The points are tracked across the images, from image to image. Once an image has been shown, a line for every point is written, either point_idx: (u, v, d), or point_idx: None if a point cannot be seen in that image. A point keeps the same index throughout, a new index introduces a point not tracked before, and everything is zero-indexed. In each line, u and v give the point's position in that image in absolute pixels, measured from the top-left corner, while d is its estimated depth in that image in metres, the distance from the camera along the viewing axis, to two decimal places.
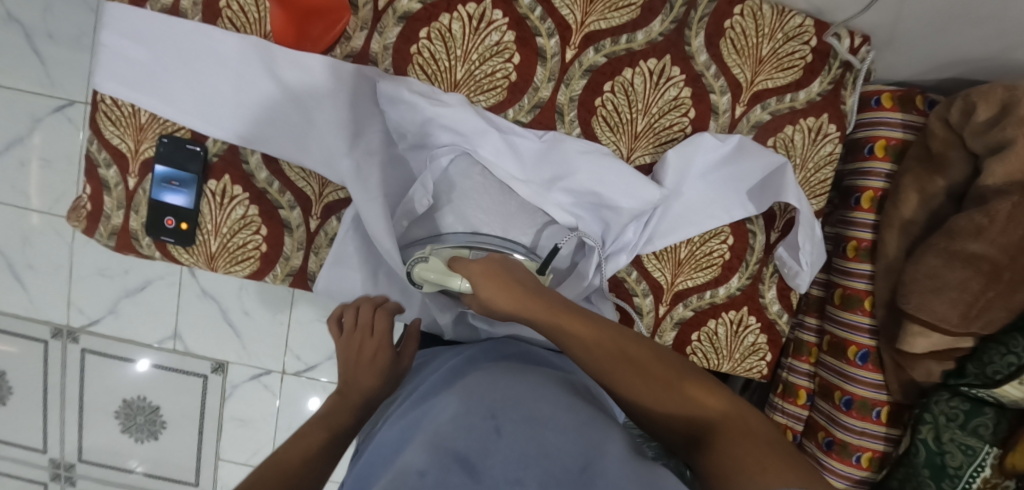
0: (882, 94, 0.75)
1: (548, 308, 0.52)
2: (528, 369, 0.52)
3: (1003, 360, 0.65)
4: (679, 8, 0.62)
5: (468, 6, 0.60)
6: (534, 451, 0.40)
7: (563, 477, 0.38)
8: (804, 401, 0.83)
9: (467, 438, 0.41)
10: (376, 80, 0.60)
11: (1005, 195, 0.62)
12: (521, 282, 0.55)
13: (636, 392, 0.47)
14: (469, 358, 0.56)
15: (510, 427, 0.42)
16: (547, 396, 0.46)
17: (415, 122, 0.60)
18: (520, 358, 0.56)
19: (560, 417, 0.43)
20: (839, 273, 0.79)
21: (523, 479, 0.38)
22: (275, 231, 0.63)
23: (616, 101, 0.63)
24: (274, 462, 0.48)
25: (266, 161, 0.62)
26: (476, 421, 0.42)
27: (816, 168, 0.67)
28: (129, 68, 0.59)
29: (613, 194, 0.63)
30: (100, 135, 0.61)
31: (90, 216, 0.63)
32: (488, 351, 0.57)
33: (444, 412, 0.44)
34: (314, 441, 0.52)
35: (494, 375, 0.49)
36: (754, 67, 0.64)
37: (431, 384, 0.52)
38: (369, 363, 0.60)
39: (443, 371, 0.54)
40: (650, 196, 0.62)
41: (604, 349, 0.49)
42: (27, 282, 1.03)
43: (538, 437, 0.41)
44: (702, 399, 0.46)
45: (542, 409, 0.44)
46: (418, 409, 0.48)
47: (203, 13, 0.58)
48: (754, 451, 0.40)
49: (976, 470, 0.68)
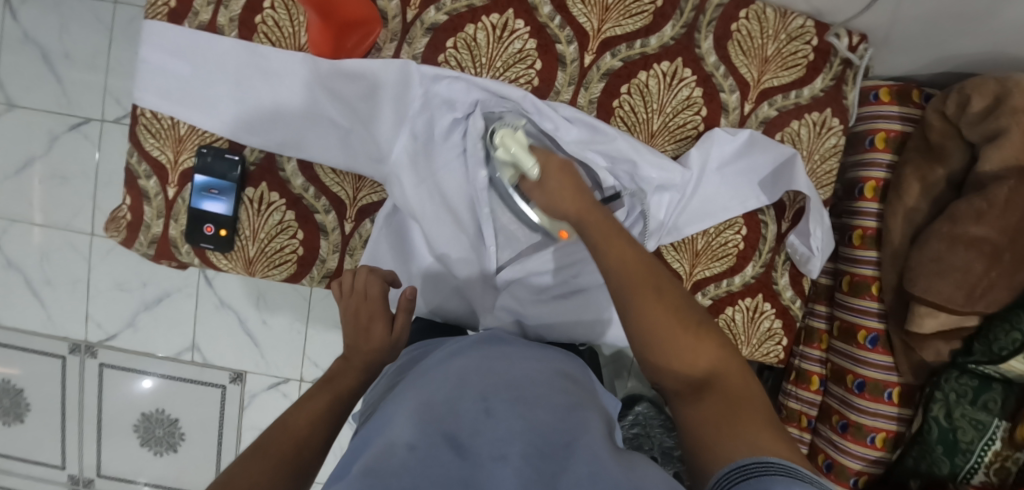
0: (880, 88, 0.80)
1: (604, 229, 0.49)
2: (518, 355, 0.53)
3: (1009, 337, 0.70)
4: (689, 13, 0.66)
5: (491, 17, 0.63)
6: (519, 428, 0.42)
7: (548, 454, 0.40)
8: (817, 387, 0.87)
9: (456, 418, 0.42)
10: (411, 69, 0.62)
11: (1002, 180, 0.67)
12: (582, 187, 0.52)
13: (655, 330, 0.44)
14: (473, 342, 0.55)
15: (500, 406, 0.43)
16: (540, 379, 0.48)
17: (462, 94, 0.63)
18: (510, 343, 0.56)
19: (550, 399, 0.45)
20: (846, 261, 0.84)
21: (507, 456, 0.39)
22: (310, 236, 0.66)
23: (632, 102, 0.67)
24: (281, 428, 0.47)
25: (302, 168, 0.65)
26: (466, 400, 0.44)
27: (822, 159, 0.71)
28: (169, 81, 0.62)
29: (644, 171, 0.66)
30: (140, 147, 0.63)
31: (130, 226, 0.65)
32: (491, 339, 0.56)
33: (438, 388, 0.45)
34: (320, 404, 0.50)
35: (486, 359, 0.50)
36: (760, 67, 0.68)
37: (430, 361, 0.53)
38: (366, 332, 0.56)
39: (442, 353, 0.54)
40: (675, 174, 0.66)
41: (639, 273, 0.45)
42: (44, 299, 1.03)
43: (524, 418, 0.42)
44: (711, 350, 0.45)
45: (533, 391, 0.46)
46: (411, 384, 0.48)
47: (240, 28, 0.61)
48: (750, 422, 0.41)
49: (987, 443, 0.73)
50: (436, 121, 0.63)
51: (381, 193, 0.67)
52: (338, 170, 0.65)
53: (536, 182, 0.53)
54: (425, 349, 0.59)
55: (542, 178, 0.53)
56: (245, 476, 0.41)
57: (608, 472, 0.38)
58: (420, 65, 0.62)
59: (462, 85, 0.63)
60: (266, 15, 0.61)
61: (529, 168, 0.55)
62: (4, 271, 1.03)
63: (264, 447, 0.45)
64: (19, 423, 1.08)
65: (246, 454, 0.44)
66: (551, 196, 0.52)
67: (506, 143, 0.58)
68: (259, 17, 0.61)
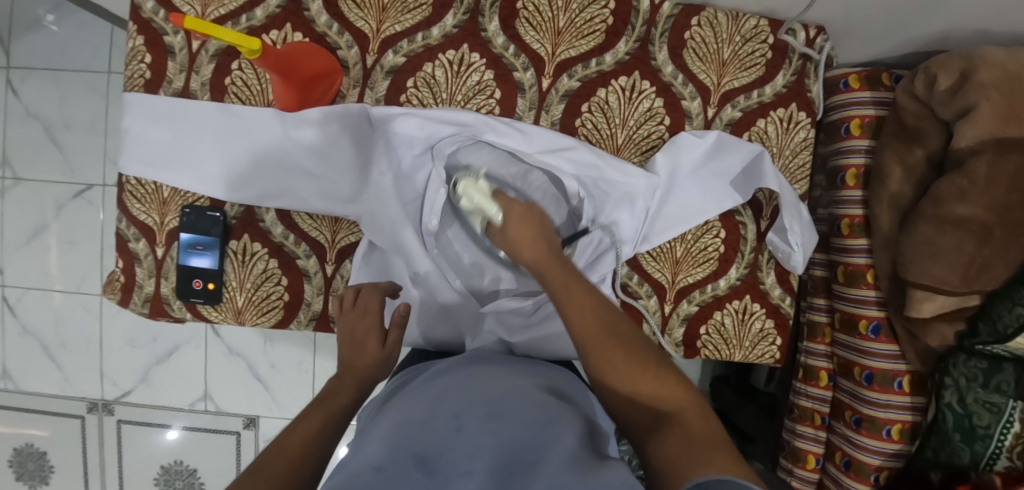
0: (849, 76, 0.80)
1: (561, 275, 0.50)
2: (501, 375, 0.56)
3: (1013, 313, 0.68)
4: (640, 27, 0.68)
5: (447, 53, 0.66)
6: (487, 442, 0.44)
7: (512, 466, 0.42)
8: (825, 382, 0.87)
9: (428, 441, 0.44)
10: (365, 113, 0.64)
11: (980, 156, 0.66)
12: (547, 236, 0.54)
13: (616, 375, 0.46)
14: (455, 364, 0.59)
15: (472, 424, 0.46)
16: (516, 396, 0.51)
17: (418, 129, 0.66)
18: (490, 361, 0.60)
19: (520, 413, 0.48)
20: (838, 251, 0.84)
21: (473, 470, 0.41)
22: (294, 281, 0.67)
23: (594, 119, 0.68)
24: (276, 451, 0.45)
25: (280, 217, 0.67)
26: (440, 419, 0.47)
27: (794, 154, 0.71)
28: (150, 149, 0.65)
29: (610, 171, 0.66)
30: (128, 213, 0.66)
31: (124, 287, 0.67)
32: (469, 360, 0.60)
33: (419, 410, 0.50)
34: (314, 425, 0.48)
35: (466, 382, 0.54)
36: (718, 71, 0.69)
37: (418, 382, 0.57)
38: (360, 347, 0.57)
39: (430, 374, 0.58)
40: (639, 180, 0.66)
41: (593, 324, 0.47)
42: (60, 362, 1.07)
43: (494, 432, 0.45)
44: (668, 390, 0.46)
45: (507, 408, 0.49)
46: (400, 405, 0.52)
47: (212, 91, 0.65)
48: (706, 444, 0.42)
49: (1005, 426, 0.71)
50: (400, 161, 0.67)
51: (358, 233, 0.68)
52: (314, 216, 0.67)
53: (501, 226, 0.56)
54: (414, 373, 0.61)
55: (506, 223, 0.56)
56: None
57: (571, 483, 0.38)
58: (371, 109, 0.64)
59: (415, 121, 0.65)
60: (235, 76, 0.65)
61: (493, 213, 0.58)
62: (22, 337, 1.07)
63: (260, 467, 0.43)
64: (45, 485, 1.11)
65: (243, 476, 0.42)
66: (513, 243, 0.54)
67: (468, 192, 0.62)
68: (229, 79, 0.65)
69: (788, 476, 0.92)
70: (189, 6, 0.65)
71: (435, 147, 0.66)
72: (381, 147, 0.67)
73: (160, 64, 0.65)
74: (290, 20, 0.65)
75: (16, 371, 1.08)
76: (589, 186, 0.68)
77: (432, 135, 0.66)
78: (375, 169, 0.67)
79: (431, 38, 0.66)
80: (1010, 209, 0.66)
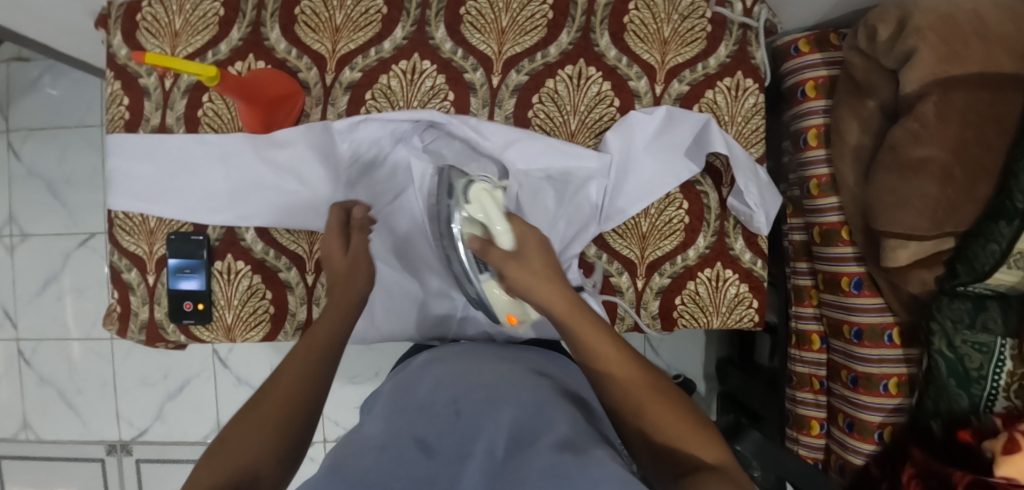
0: (799, 41, 0.83)
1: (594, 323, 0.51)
2: (498, 361, 0.59)
3: (988, 250, 0.66)
4: (580, 17, 0.71)
5: (400, 64, 0.70)
6: (485, 425, 0.45)
7: (506, 444, 0.43)
8: (818, 345, 0.87)
9: (432, 426, 0.46)
10: (328, 126, 0.68)
11: (926, 97, 0.67)
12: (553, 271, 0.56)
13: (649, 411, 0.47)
14: (436, 354, 0.62)
15: (469, 407, 0.48)
16: (512, 381, 0.53)
17: (380, 130, 0.69)
18: (486, 353, 0.61)
19: (515, 396, 0.49)
20: (812, 212, 0.84)
21: (469, 456, 0.42)
22: (278, 294, 0.70)
23: (546, 109, 0.71)
24: (281, 376, 0.48)
25: (259, 234, 0.70)
26: (438, 405, 0.49)
27: (746, 120, 0.73)
28: (136, 184, 0.70)
29: (563, 156, 0.69)
30: (119, 245, 0.70)
31: (121, 316, 0.71)
32: (453, 349, 0.62)
33: (417, 394, 0.52)
34: (315, 350, 0.51)
35: (466, 367, 0.56)
36: (661, 49, 0.72)
37: (416, 367, 0.59)
38: (345, 290, 0.60)
39: (427, 361, 0.60)
40: (592, 159, 0.69)
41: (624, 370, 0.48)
42: (77, 408, 1.11)
43: (490, 413, 0.46)
44: (697, 441, 0.46)
45: (503, 391, 0.50)
46: (397, 395, 0.53)
47: (186, 124, 0.70)
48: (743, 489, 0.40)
49: (998, 365, 0.70)
50: (365, 164, 0.70)
51: None
52: (290, 229, 0.70)
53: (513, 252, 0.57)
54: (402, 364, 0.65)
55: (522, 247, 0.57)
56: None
57: (567, 463, 0.39)
58: (332, 122, 0.67)
59: (377, 124, 0.68)
60: (206, 108, 0.70)
61: (500, 233, 0.58)
62: (40, 388, 1.12)
63: (270, 389, 0.47)
64: None
65: (252, 403, 0.47)
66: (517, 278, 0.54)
67: (482, 199, 0.61)
68: (201, 111, 0.70)
69: (794, 445, 0.91)
70: (161, 48, 0.71)
71: (400, 142, 0.70)
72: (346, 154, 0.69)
73: (138, 105, 0.71)
74: (252, 51, 0.70)
75: (36, 421, 1.13)
76: (539, 168, 0.70)
77: (394, 133, 0.69)
78: (342, 179, 0.70)
79: (383, 51, 0.70)
80: (966, 145, 0.66)
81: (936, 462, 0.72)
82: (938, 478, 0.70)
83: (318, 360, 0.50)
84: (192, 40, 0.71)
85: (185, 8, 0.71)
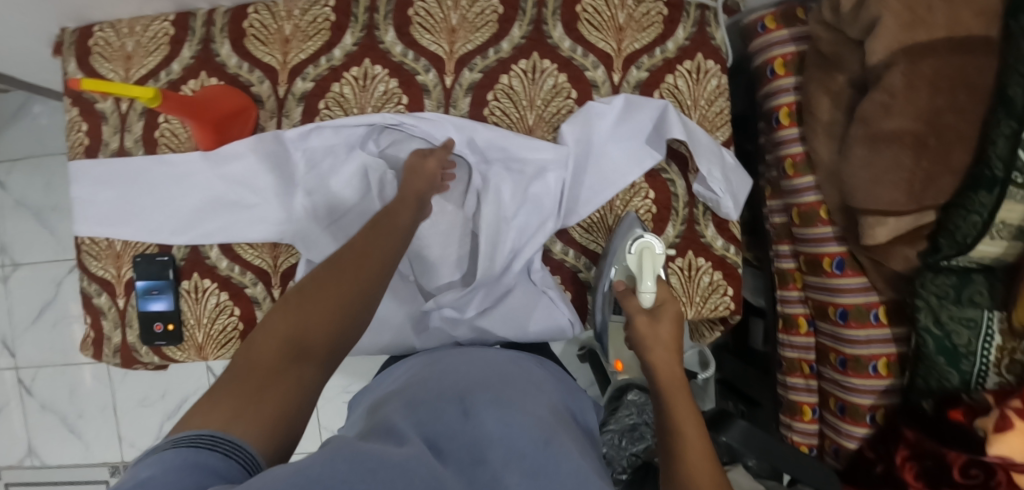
0: (765, 18, 0.80)
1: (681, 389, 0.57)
2: (500, 364, 0.60)
3: (969, 222, 0.64)
4: (531, 10, 0.70)
5: (352, 71, 0.69)
6: (497, 425, 0.47)
7: (526, 446, 0.45)
8: (805, 329, 0.85)
9: (443, 428, 0.46)
10: (281, 136, 0.68)
11: (893, 67, 0.65)
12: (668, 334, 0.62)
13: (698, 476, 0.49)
14: (431, 356, 0.63)
15: (477, 408, 0.49)
16: (519, 387, 0.55)
17: (334, 138, 0.68)
18: (481, 355, 0.62)
19: (527, 405, 0.51)
20: (790, 193, 0.81)
21: (485, 460, 0.43)
22: (246, 310, 0.70)
23: (501, 106, 0.70)
24: (326, 279, 0.49)
25: (223, 251, 0.70)
26: (447, 403, 0.49)
27: (710, 102, 0.71)
28: (100, 208, 0.70)
29: (517, 150, 0.68)
30: (89, 271, 0.71)
31: (96, 340, 0.72)
32: (449, 354, 0.63)
33: (421, 391, 0.52)
34: (359, 261, 0.50)
35: (470, 370, 0.57)
36: (617, 36, 0.70)
37: (411, 371, 0.60)
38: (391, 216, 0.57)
39: (425, 363, 0.61)
40: (549, 152, 0.68)
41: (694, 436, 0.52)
42: (79, 432, 1.13)
43: (503, 416, 0.48)
44: None
45: (510, 394, 0.52)
46: (400, 394, 0.53)
47: (145, 145, 0.70)
48: None
49: (986, 340, 0.67)
50: (322, 171, 0.69)
51: (297, 254, 0.71)
52: (253, 244, 0.70)
53: (650, 310, 0.64)
54: (398, 365, 0.65)
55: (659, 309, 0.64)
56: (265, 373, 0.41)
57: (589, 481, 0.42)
58: (285, 132, 0.68)
59: (330, 132, 0.68)
60: (163, 129, 0.70)
61: (648, 290, 0.64)
62: (42, 415, 1.14)
63: (313, 290, 0.48)
64: None
65: (294, 297, 0.47)
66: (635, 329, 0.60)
67: (644, 254, 0.64)
68: (158, 132, 0.70)
69: (788, 431, 0.89)
70: (114, 72, 0.71)
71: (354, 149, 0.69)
72: (301, 163, 0.69)
73: (96, 130, 0.71)
74: (204, 68, 0.70)
75: (41, 447, 1.15)
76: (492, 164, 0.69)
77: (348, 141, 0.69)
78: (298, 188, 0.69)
79: (334, 59, 0.69)
80: (938, 114, 0.64)
81: (929, 441, 0.69)
82: (934, 458, 0.69)
83: (361, 284, 0.49)
84: (145, 62, 0.71)
85: (137, 30, 0.71)
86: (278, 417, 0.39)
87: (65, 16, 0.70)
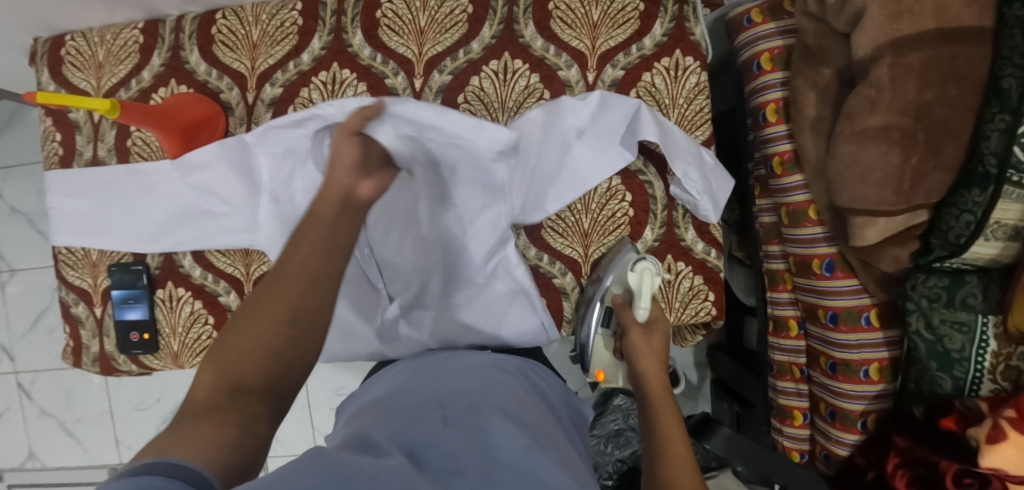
0: (751, 11, 0.78)
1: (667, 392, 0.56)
2: (486, 374, 0.57)
3: (962, 221, 0.61)
4: (502, 9, 0.68)
5: (320, 75, 0.68)
6: (477, 434, 0.44)
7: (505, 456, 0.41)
8: (796, 332, 0.82)
9: (422, 436, 0.43)
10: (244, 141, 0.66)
11: (879, 60, 0.62)
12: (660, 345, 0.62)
13: None
14: (414, 367, 0.60)
15: (457, 417, 0.46)
16: (501, 395, 0.52)
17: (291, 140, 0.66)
18: (465, 364, 0.59)
19: (506, 414, 0.48)
20: (778, 192, 0.78)
21: (463, 468, 0.40)
22: (219, 318, 0.70)
23: (472, 108, 0.68)
24: (275, 282, 0.43)
25: (197, 260, 0.70)
26: (426, 414, 0.47)
27: (689, 101, 0.68)
28: (72, 218, 0.70)
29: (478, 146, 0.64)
30: (66, 281, 0.72)
31: (75, 349, 0.73)
32: (427, 365, 0.59)
33: (400, 404, 0.50)
34: (310, 257, 0.45)
35: (454, 379, 0.54)
36: (591, 34, 0.68)
37: (393, 383, 0.57)
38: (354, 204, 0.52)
39: (409, 374, 0.58)
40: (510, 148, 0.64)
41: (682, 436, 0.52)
42: (77, 435, 1.15)
43: (482, 425, 0.45)
44: None
45: (490, 403, 0.49)
46: (379, 407, 0.51)
47: (117, 154, 0.70)
48: None
49: (981, 346, 0.64)
50: (281, 172, 0.67)
51: (269, 262, 0.70)
52: (225, 251, 0.69)
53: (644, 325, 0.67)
54: (375, 377, 0.63)
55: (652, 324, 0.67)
56: (212, 424, 0.36)
57: None
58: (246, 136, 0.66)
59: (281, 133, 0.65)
60: (135, 137, 0.70)
61: (643, 309, 0.66)
62: (42, 418, 1.16)
63: (259, 301, 0.43)
64: None
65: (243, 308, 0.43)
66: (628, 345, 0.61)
67: (641, 277, 0.64)
68: (130, 141, 0.70)
69: (779, 436, 0.86)
70: (86, 82, 0.71)
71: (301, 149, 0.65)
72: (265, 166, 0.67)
73: (71, 140, 0.71)
74: (174, 76, 0.70)
75: (41, 450, 1.17)
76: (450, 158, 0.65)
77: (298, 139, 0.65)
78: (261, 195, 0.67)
79: (302, 64, 0.68)
80: (927, 109, 0.61)
81: (919, 449, 0.67)
82: (926, 465, 0.66)
83: (314, 285, 0.44)
84: (115, 70, 0.71)
85: (107, 39, 0.71)
86: (224, 445, 0.35)
87: (35, 27, 0.69)
